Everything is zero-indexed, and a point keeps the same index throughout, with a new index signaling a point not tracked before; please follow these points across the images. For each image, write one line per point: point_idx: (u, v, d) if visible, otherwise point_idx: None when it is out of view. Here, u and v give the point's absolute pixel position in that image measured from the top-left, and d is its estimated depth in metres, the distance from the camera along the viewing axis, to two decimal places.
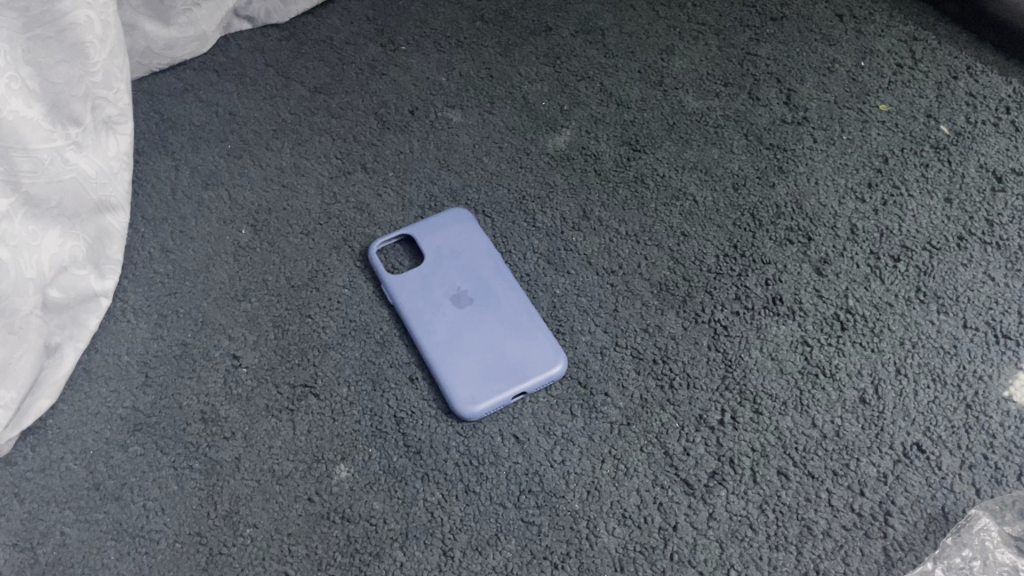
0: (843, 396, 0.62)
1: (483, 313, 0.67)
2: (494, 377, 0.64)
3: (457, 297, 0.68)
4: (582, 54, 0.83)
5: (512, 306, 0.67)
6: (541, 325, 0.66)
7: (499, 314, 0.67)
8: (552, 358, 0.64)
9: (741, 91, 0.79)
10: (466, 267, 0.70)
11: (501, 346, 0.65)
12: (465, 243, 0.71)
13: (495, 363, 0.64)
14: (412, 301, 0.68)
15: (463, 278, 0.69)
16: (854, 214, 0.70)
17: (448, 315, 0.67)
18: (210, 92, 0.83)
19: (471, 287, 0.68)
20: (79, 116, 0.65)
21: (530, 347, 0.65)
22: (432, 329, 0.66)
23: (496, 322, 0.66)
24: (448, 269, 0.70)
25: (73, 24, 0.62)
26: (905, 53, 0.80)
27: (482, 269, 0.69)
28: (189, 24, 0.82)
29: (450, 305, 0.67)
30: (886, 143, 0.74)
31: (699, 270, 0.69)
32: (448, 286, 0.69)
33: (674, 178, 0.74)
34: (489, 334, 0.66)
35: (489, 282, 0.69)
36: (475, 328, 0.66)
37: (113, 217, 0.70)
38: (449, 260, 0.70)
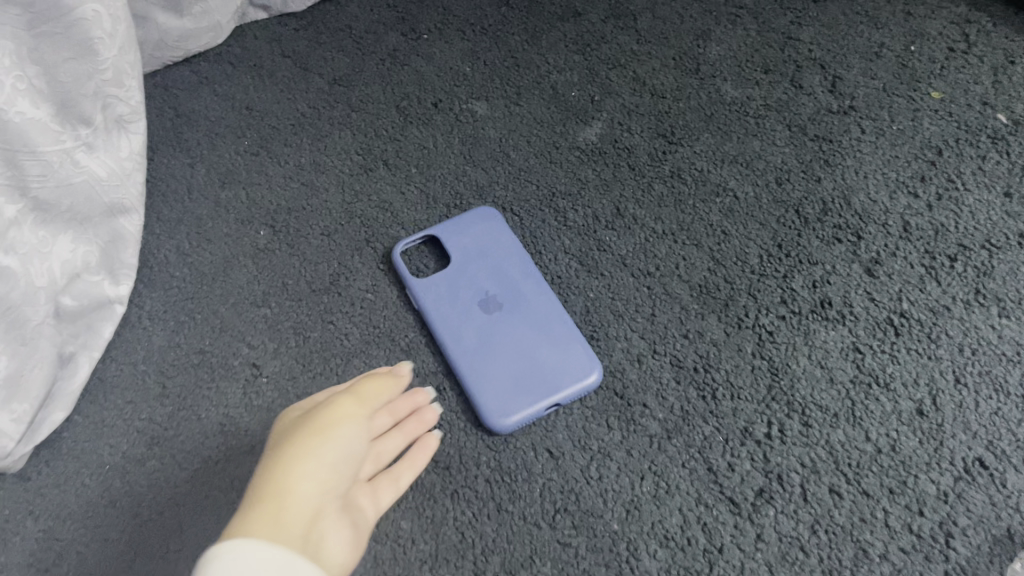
0: (899, 407, 0.58)
1: (513, 317, 0.63)
2: (526, 387, 0.60)
3: (486, 300, 0.64)
4: (614, 41, 0.79)
5: (544, 310, 0.64)
6: (575, 331, 0.63)
7: (530, 318, 0.63)
8: (587, 366, 0.61)
9: (783, 78, 0.75)
10: (494, 269, 0.66)
11: (533, 352, 0.62)
12: (493, 243, 0.67)
13: (527, 370, 0.61)
14: (438, 305, 0.64)
15: (491, 280, 0.65)
16: (907, 210, 0.66)
17: (477, 320, 0.63)
18: (225, 85, 0.80)
19: (500, 290, 0.65)
20: (89, 115, 0.62)
21: (564, 354, 0.61)
22: (460, 335, 0.63)
23: (527, 327, 0.63)
24: (475, 270, 0.66)
25: (81, 19, 0.58)
26: (958, 36, 0.75)
27: (511, 270, 0.66)
28: (204, 14, 0.78)
29: (478, 309, 0.64)
30: (939, 133, 0.70)
31: (742, 271, 0.65)
32: (475, 289, 0.65)
33: (713, 172, 0.70)
34: (520, 340, 0.62)
35: (519, 284, 0.65)
36: (505, 333, 0.63)
37: (126, 219, 0.67)
38: (477, 262, 0.66)
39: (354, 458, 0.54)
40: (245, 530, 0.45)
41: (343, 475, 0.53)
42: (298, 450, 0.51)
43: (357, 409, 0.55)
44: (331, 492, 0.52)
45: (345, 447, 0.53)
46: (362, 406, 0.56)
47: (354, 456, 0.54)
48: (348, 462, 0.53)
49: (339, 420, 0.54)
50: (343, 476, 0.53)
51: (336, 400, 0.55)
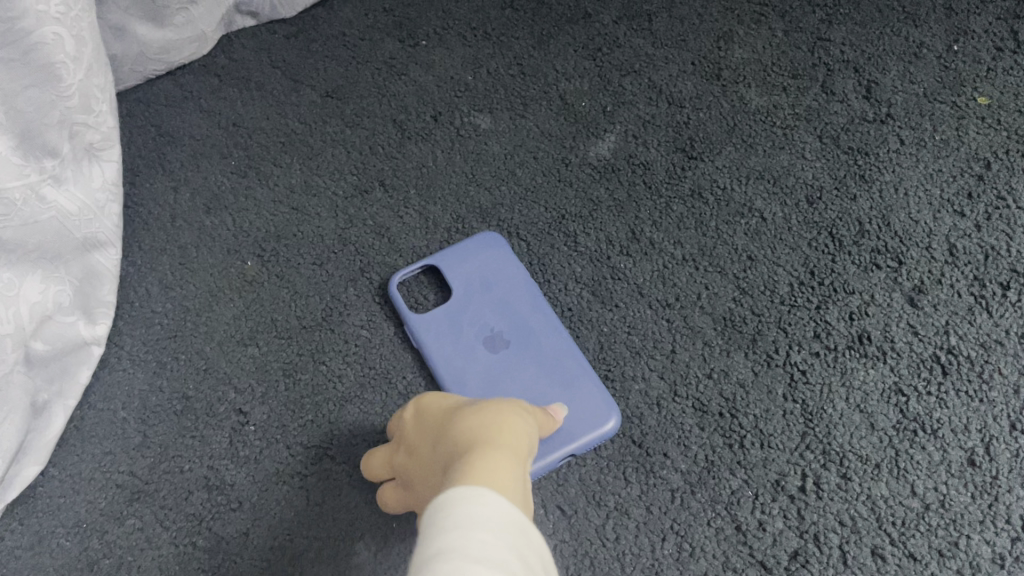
0: (948, 457, 0.53)
1: (521, 357, 0.58)
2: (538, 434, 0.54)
3: (491, 337, 0.59)
4: (628, 44, 0.73)
5: (555, 348, 0.58)
6: (590, 372, 0.57)
7: (540, 357, 0.58)
8: (605, 412, 0.55)
9: (813, 83, 0.68)
10: (501, 301, 0.60)
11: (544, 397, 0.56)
12: (499, 272, 0.61)
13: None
14: (438, 344, 0.59)
15: (498, 314, 0.60)
16: (953, 231, 0.60)
17: (482, 360, 0.58)
18: (211, 99, 0.74)
19: (507, 325, 0.59)
20: (56, 146, 0.57)
21: (579, 398, 0.56)
22: (463, 379, 0.57)
23: (538, 367, 0.57)
24: (480, 304, 0.60)
25: (42, 42, 0.53)
26: (1006, 34, 0.69)
27: (519, 303, 0.60)
28: (186, 24, 0.72)
29: (482, 348, 0.58)
30: (987, 144, 0.63)
31: (771, 301, 0.59)
32: (480, 325, 0.59)
33: (737, 190, 0.64)
34: (529, 383, 0.57)
35: (528, 318, 0.59)
36: (513, 375, 0.57)
37: (102, 255, 0.63)
38: (481, 293, 0.60)
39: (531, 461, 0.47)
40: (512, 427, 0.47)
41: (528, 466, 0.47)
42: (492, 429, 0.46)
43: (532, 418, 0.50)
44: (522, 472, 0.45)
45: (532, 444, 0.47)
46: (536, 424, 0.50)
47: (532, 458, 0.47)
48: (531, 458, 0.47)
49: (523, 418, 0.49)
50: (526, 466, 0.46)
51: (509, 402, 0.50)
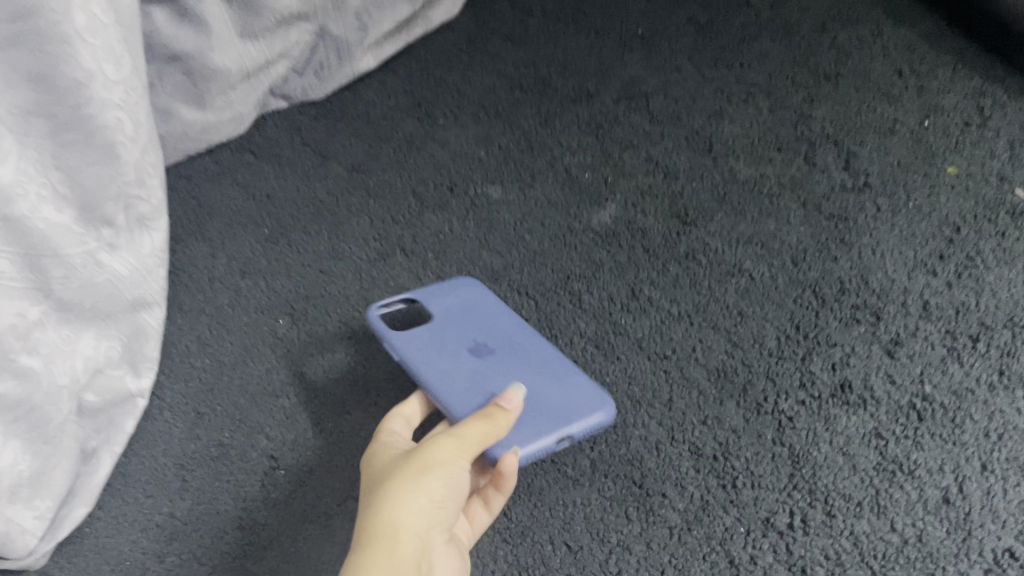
0: (924, 495, 0.57)
1: (511, 360, 0.61)
2: (535, 420, 0.56)
3: (477, 347, 0.62)
4: (627, 122, 0.80)
5: (544, 355, 0.62)
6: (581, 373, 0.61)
7: (531, 362, 0.61)
8: (601, 398, 0.59)
9: (797, 155, 0.75)
10: (487, 322, 0.64)
11: (539, 391, 0.59)
12: (484, 304, 0.66)
13: (533, 407, 0.57)
14: (423, 354, 0.61)
15: (484, 331, 0.63)
16: (927, 288, 0.66)
17: (470, 363, 0.60)
18: (247, 174, 0.81)
19: (493, 339, 0.63)
20: (113, 217, 0.64)
21: (574, 390, 0.59)
22: (452, 378, 0.59)
23: (530, 368, 0.61)
24: (466, 323, 0.64)
25: (105, 126, 0.61)
26: (972, 110, 0.75)
27: (503, 323, 0.64)
28: (225, 106, 0.81)
29: (471, 355, 0.61)
30: (957, 210, 0.69)
31: (760, 353, 0.65)
32: (464, 337, 0.62)
33: (728, 252, 0.70)
34: (524, 381, 0.59)
35: (513, 333, 0.63)
36: (506, 374, 0.60)
37: (147, 313, 0.68)
38: (467, 316, 0.65)
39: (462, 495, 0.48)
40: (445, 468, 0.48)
41: (456, 503, 0.48)
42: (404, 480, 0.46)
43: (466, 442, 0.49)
44: (438, 519, 0.47)
45: (456, 482, 0.48)
46: (471, 450, 0.49)
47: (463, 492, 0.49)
48: (458, 494, 0.48)
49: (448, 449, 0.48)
50: (451, 505, 0.48)
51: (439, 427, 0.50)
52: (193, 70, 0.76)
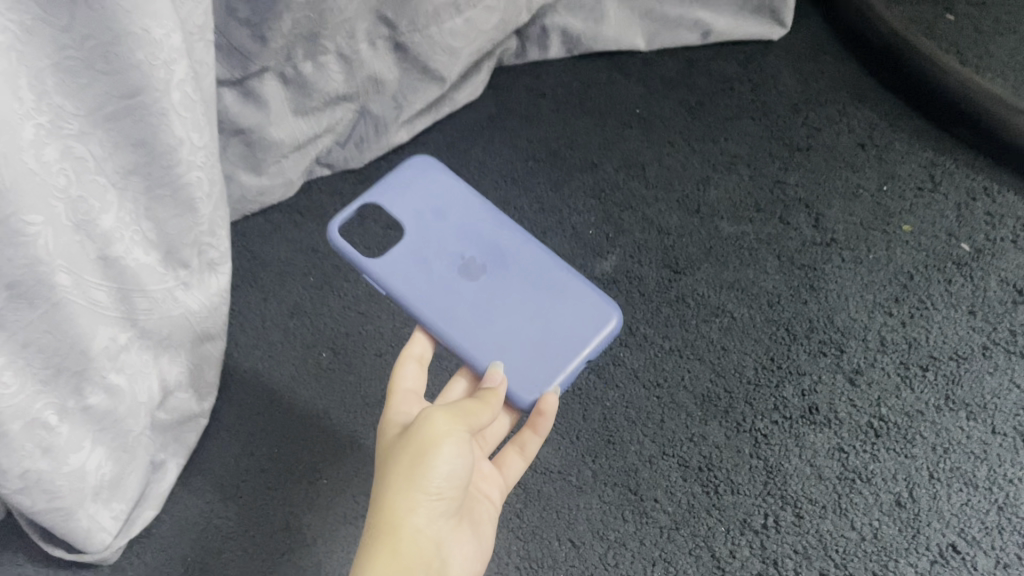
0: (880, 499, 0.67)
1: (504, 272, 0.71)
2: (563, 350, 0.67)
3: (469, 264, 0.71)
4: (626, 188, 0.91)
5: (525, 252, 0.72)
6: (567, 265, 0.72)
7: (519, 263, 0.72)
8: (607, 300, 0.70)
9: (773, 216, 0.86)
10: (460, 228, 0.73)
11: (544, 305, 0.69)
12: (443, 198, 0.75)
13: (550, 326, 0.68)
14: (424, 288, 0.69)
15: (464, 242, 0.72)
16: (884, 326, 0.76)
17: (481, 287, 0.70)
18: (295, 232, 0.94)
19: (476, 251, 0.72)
20: (187, 260, 0.76)
21: (574, 291, 0.70)
22: (470, 308, 0.69)
23: (525, 274, 0.71)
24: (444, 234, 0.73)
25: (189, 185, 0.73)
26: (925, 177, 0.87)
27: (478, 226, 0.74)
28: (278, 173, 0.93)
29: (467, 277, 0.70)
30: (910, 261, 0.80)
31: (739, 381, 0.75)
32: (466, 257, 0.72)
33: (713, 296, 0.81)
34: (525, 293, 0.70)
35: (492, 239, 0.73)
36: (507, 291, 0.70)
37: (212, 344, 0.80)
38: (439, 224, 0.73)
39: (463, 477, 0.54)
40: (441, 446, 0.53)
41: (459, 485, 0.54)
42: (403, 477, 0.52)
43: (456, 424, 0.55)
44: (442, 490, 0.53)
45: (453, 469, 0.53)
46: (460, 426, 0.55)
47: (465, 474, 0.54)
48: (459, 477, 0.54)
49: (443, 438, 0.54)
50: (452, 488, 0.54)
51: (432, 411, 0.55)
52: (254, 142, 0.89)
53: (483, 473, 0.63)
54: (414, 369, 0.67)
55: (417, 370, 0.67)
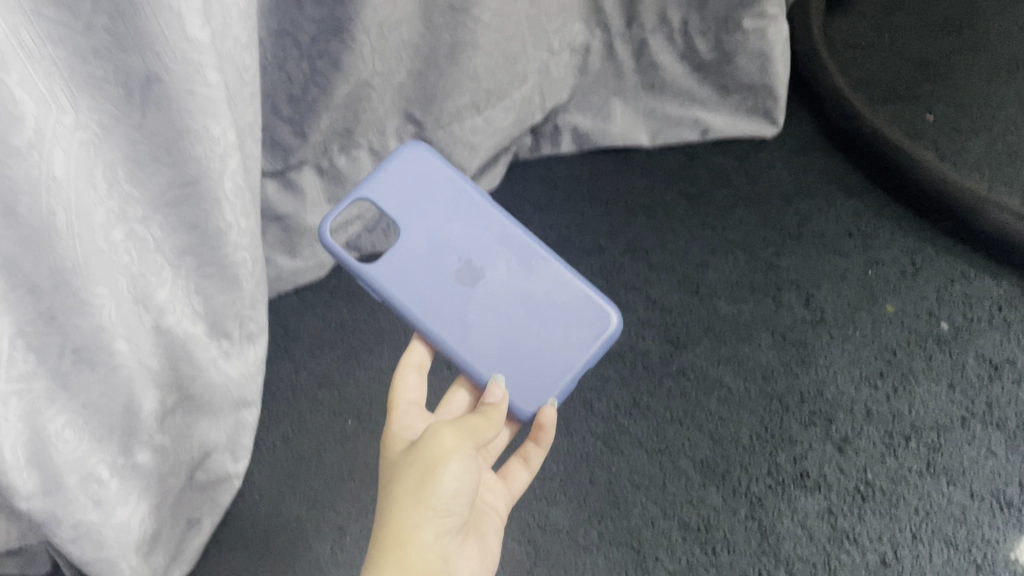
0: (867, 558, 0.76)
1: (505, 276, 0.77)
2: (563, 357, 0.74)
3: (471, 268, 0.77)
4: (630, 270, 0.98)
5: (526, 256, 0.78)
6: (557, 261, 0.78)
7: (521, 268, 0.77)
8: (601, 300, 0.76)
9: (767, 297, 0.93)
10: (462, 231, 0.78)
11: (544, 311, 0.76)
12: (443, 198, 0.79)
13: (550, 334, 0.75)
14: (427, 296, 0.75)
15: (465, 244, 0.77)
16: (869, 398, 0.84)
17: (482, 289, 0.76)
18: (324, 308, 1.02)
19: (477, 254, 0.77)
20: (230, 331, 0.86)
21: (568, 291, 0.77)
22: (475, 314, 0.75)
23: (526, 279, 0.77)
24: (445, 238, 0.78)
25: (234, 264, 0.82)
26: (907, 262, 0.94)
27: (471, 224, 0.79)
28: (312, 255, 1.01)
29: (469, 283, 0.76)
30: (895, 338, 0.88)
31: (736, 448, 0.82)
32: (464, 258, 0.77)
33: (711, 369, 0.87)
34: (525, 299, 0.76)
35: (493, 242, 0.78)
36: (508, 298, 0.76)
37: (248, 411, 0.89)
38: (441, 226, 0.78)
39: (470, 491, 0.59)
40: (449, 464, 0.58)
41: (465, 498, 0.59)
42: (412, 493, 0.57)
43: (462, 442, 0.60)
44: (451, 507, 0.58)
45: (460, 484, 0.58)
46: (465, 446, 0.60)
47: (471, 488, 0.59)
48: (465, 491, 0.59)
49: (450, 455, 0.59)
50: (459, 502, 0.59)
51: (440, 429, 0.61)
52: (290, 227, 0.98)
53: (491, 485, 0.71)
54: (415, 378, 0.75)
55: (417, 379, 0.75)
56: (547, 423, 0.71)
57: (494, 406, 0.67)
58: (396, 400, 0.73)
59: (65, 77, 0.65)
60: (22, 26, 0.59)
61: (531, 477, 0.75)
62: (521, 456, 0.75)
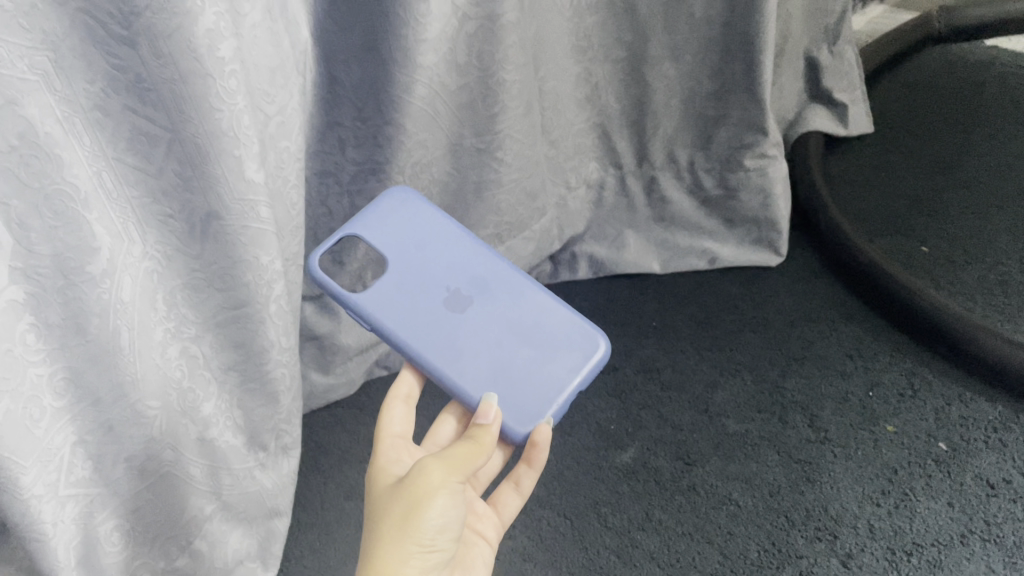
0: None
1: (494, 305, 0.81)
2: (556, 379, 0.77)
3: (460, 297, 0.81)
4: (643, 389, 1.03)
5: (515, 286, 0.82)
6: (545, 290, 0.82)
7: (509, 296, 0.81)
8: (590, 326, 0.80)
9: (774, 416, 0.98)
10: (451, 265, 0.83)
11: (535, 336, 0.79)
12: (433, 236, 0.85)
13: (541, 358, 0.77)
14: (417, 323, 0.79)
15: (453, 277, 0.82)
16: (872, 515, 0.88)
17: (471, 318, 0.79)
18: (355, 423, 1.09)
19: (465, 286, 0.82)
20: (267, 443, 0.93)
21: (556, 317, 0.80)
22: (466, 341, 0.78)
23: (515, 307, 0.80)
24: (434, 271, 0.82)
25: (274, 379, 0.90)
26: (905, 384, 0.99)
27: (460, 259, 0.83)
28: (343, 372, 1.09)
29: (459, 310, 0.80)
30: (895, 458, 0.92)
31: (744, 563, 0.85)
32: (453, 289, 0.81)
33: (720, 485, 0.92)
34: (514, 324, 0.79)
35: (482, 274, 0.83)
36: (497, 324, 0.79)
37: (279, 520, 0.96)
38: (432, 261, 0.83)
39: (453, 525, 0.62)
40: (434, 502, 0.61)
41: (449, 531, 0.62)
42: (399, 529, 0.60)
43: (449, 479, 0.63)
44: (435, 541, 0.61)
45: (443, 521, 0.61)
46: (451, 481, 0.63)
47: (455, 520, 0.62)
48: (448, 525, 0.62)
49: (436, 492, 0.61)
50: (443, 535, 0.62)
51: (428, 463, 0.63)
52: (325, 346, 1.06)
53: (481, 514, 0.76)
54: (402, 410, 0.77)
55: (404, 411, 0.77)
56: (541, 441, 0.73)
57: (484, 428, 0.68)
58: (383, 433, 0.74)
59: (137, 215, 0.76)
60: (105, 171, 0.72)
61: (522, 504, 0.79)
62: (514, 483, 0.78)
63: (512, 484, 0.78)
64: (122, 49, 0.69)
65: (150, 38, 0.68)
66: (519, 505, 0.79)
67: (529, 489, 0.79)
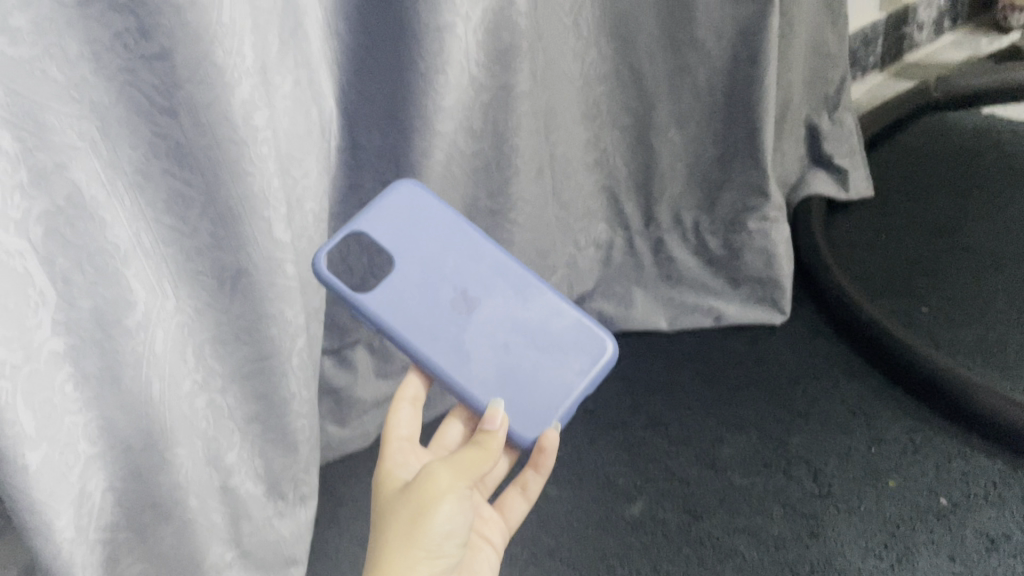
0: None
1: (502, 306, 0.83)
2: (563, 383, 0.80)
3: (468, 298, 0.82)
4: (651, 443, 1.06)
5: (521, 287, 0.84)
6: (550, 291, 0.84)
7: (517, 298, 0.83)
8: (596, 329, 0.83)
9: (778, 470, 1.00)
10: (458, 262, 0.84)
11: (543, 340, 0.82)
12: (438, 230, 0.85)
13: (549, 362, 0.81)
14: (426, 326, 0.80)
15: (460, 275, 0.83)
16: (875, 568, 0.89)
17: (480, 320, 0.82)
18: (370, 475, 1.11)
19: (473, 285, 0.83)
20: (286, 492, 0.98)
21: (563, 321, 0.83)
22: (477, 345, 0.80)
23: (523, 308, 0.83)
24: (441, 269, 0.83)
25: (294, 431, 0.94)
26: (907, 441, 1.02)
27: (465, 255, 0.84)
28: (360, 425, 1.11)
29: (468, 313, 0.82)
30: (897, 512, 0.94)
31: None
32: (460, 289, 0.82)
33: (726, 538, 0.94)
34: (522, 327, 0.82)
35: (488, 274, 0.84)
36: (505, 327, 0.82)
37: (296, 568, 0.99)
38: (436, 258, 0.83)
39: (460, 529, 0.64)
40: (441, 506, 0.63)
41: (455, 535, 0.64)
42: (407, 533, 0.62)
43: (456, 484, 0.65)
44: (442, 545, 0.64)
45: (450, 525, 0.63)
46: (459, 487, 0.65)
47: (461, 525, 0.64)
48: (455, 530, 0.64)
49: (443, 496, 0.64)
50: (449, 540, 0.64)
51: (436, 468, 0.66)
52: (343, 399, 1.09)
53: (487, 519, 0.79)
54: (409, 411, 0.80)
55: (411, 412, 0.80)
56: (548, 446, 0.77)
57: (491, 434, 0.71)
58: (390, 435, 0.77)
59: (171, 272, 0.81)
60: (143, 231, 0.78)
61: (527, 507, 0.83)
62: (520, 487, 0.82)
63: (519, 489, 0.82)
64: (163, 118, 0.75)
65: (189, 108, 0.75)
66: (524, 508, 0.83)
67: (535, 495, 0.83)
